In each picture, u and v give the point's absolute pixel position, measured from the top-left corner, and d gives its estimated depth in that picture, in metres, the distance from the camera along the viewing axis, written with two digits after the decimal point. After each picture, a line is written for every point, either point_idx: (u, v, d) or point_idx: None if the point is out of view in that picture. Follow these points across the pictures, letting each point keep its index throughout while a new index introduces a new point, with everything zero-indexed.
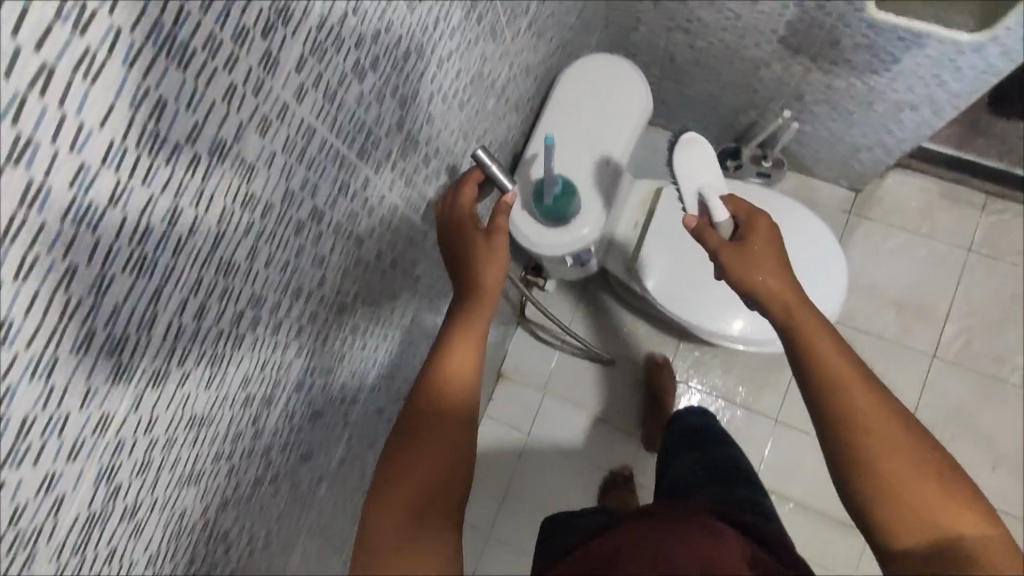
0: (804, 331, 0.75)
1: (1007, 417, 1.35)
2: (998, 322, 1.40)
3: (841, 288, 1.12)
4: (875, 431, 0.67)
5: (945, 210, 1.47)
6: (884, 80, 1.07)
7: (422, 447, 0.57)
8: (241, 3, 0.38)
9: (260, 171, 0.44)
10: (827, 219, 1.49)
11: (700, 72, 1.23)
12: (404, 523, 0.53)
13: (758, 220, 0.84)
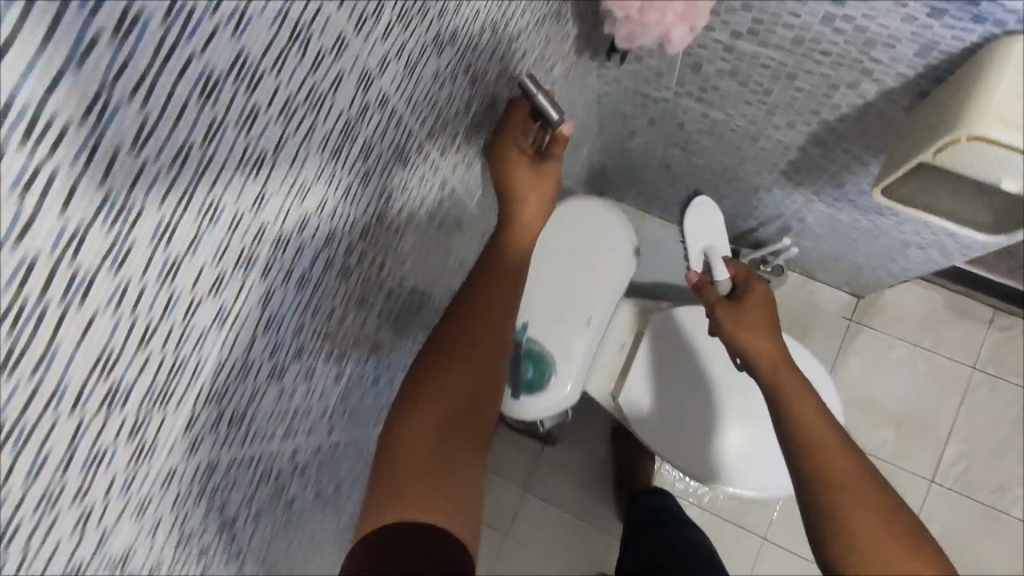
0: (776, 371, 0.77)
1: (1004, 549, 1.33)
2: (1001, 448, 1.37)
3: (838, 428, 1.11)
4: (840, 474, 0.63)
5: (952, 325, 1.43)
6: (889, 221, 1.03)
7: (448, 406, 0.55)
8: (84, 436, 0.30)
9: (138, 549, 0.38)
10: (827, 324, 1.47)
11: (696, 181, 1.23)
12: (428, 448, 0.53)
13: (755, 280, 0.93)
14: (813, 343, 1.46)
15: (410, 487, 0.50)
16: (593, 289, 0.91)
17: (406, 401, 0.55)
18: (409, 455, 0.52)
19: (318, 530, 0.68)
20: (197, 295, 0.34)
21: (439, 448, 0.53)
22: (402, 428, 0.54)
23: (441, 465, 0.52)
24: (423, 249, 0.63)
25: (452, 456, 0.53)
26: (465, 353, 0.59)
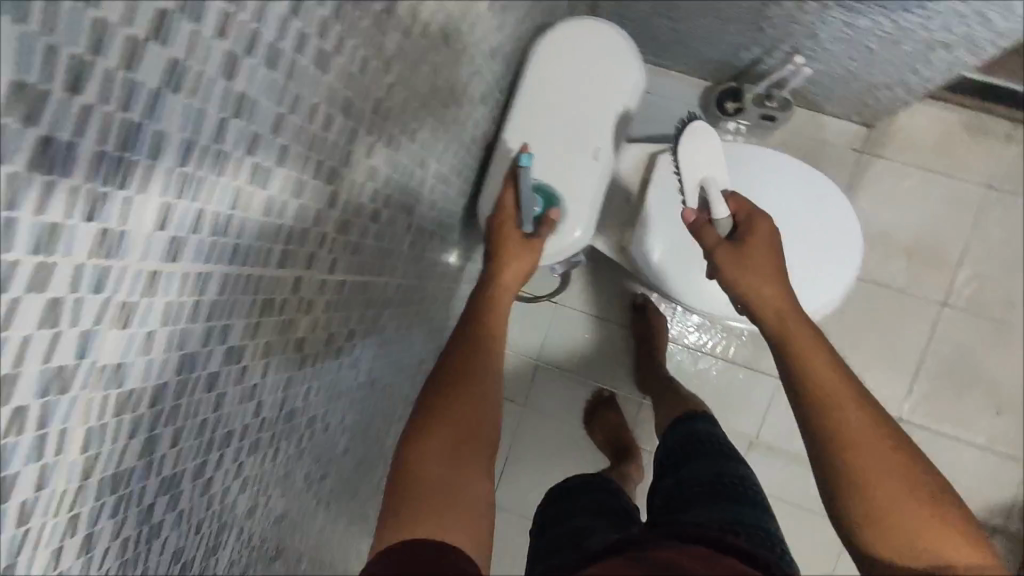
0: (781, 320, 0.73)
1: (1013, 359, 1.36)
2: (1013, 265, 1.37)
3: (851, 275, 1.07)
4: (861, 427, 0.65)
5: (967, 146, 1.37)
6: (917, 19, 0.93)
7: (450, 432, 0.62)
8: (28, 196, 0.24)
9: (136, 362, 0.33)
10: (836, 160, 1.40)
11: (698, 8, 1.10)
12: (446, 474, 0.59)
13: (758, 220, 0.77)
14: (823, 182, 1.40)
15: (422, 507, 0.55)
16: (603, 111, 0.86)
17: (412, 437, 0.61)
18: (416, 482, 0.57)
19: (336, 390, 0.64)
20: (137, 35, 0.26)
21: (449, 468, 0.59)
22: (414, 453, 0.60)
23: (449, 489, 0.58)
24: (405, 65, 0.54)
25: (458, 490, 0.58)
26: (463, 414, 0.64)
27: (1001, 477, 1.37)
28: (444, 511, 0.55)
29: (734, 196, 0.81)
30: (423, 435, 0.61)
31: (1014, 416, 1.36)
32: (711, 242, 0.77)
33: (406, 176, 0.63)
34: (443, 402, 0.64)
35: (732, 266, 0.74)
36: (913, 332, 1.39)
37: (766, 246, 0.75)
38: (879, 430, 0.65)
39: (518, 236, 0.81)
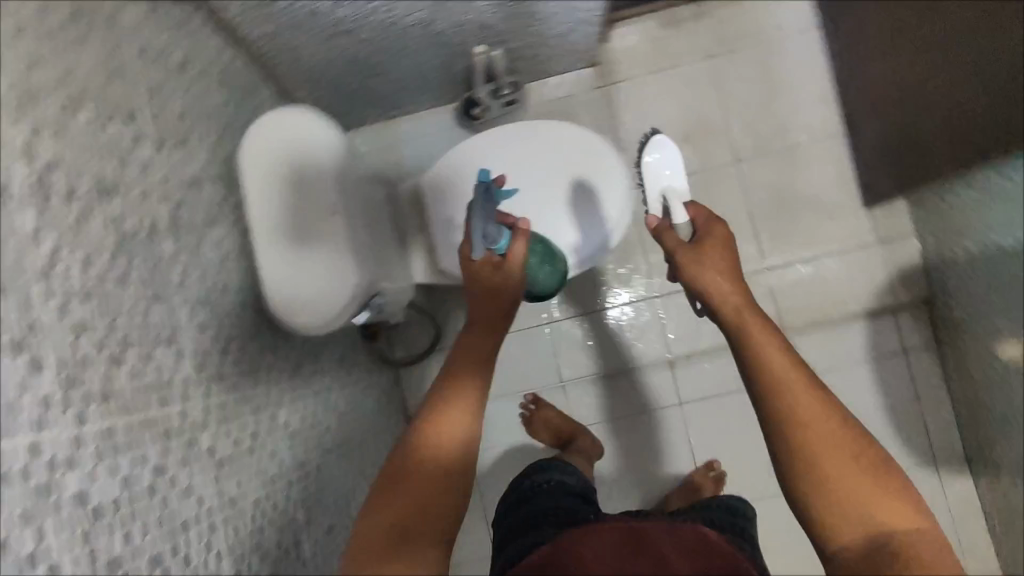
0: (735, 309, 0.80)
1: (814, 173, 1.51)
2: (766, 103, 1.54)
3: (623, 193, 1.18)
4: (815, 410, 0.70)
5: (672, 36, 1.56)
6: None
7: (414, 488, 0.68)
8: None
9: None
10: (586, 103, 1.56)
11: (387, 54, 1.25)
12: (394, 525, 0.66)
13: (713, 224, 0.88)
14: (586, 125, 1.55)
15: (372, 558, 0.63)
16: (317, 178, 0.97)
17: (380, 492, 0.68)
18: (370, 537, 0.65)
19: (180, 522, 0.67)
20: None
21: (404, 526, 0.66)
22: (376, 512, 0.67)
23: (393, 547, 0.64)
24: (68, 232, 0.61)
25: (405, 538, 0.65)
26: (424, 472, 0.69)
27: (870, 262, 1.49)
28: (385, 561, 0.63)
29: (693, 205, 0.91)
30: (388, 488, 0.68)
31: (844, 215, 1.50)
32: (671, 247, 0.86)
33: (144, 315, 0.69)
34: (410, 474, 0.69)
35: (691, 267, 0.83)
36: (728, 197, 1.53)
37: (724, 256, 0.85)
38: (827, 417, 0.70)
39: (493, 262, 0.85)
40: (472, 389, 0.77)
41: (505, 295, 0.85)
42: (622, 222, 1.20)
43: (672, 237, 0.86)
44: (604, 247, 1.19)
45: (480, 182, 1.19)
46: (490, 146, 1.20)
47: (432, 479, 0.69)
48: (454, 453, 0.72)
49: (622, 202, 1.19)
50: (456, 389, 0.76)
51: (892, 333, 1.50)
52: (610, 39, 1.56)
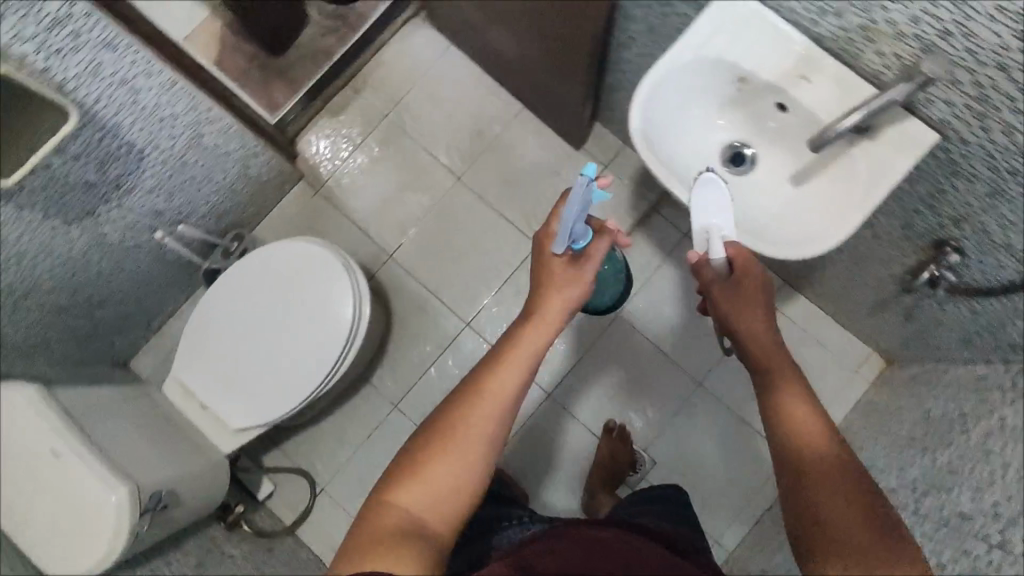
0: (763, 343, 0.79)
1: (521, 149, 1.66)
2: (451, 121, 1.69)
3: (342, 275, 1.24)
4: (825, 460, 0.69)
5: (346, 119, 1.70)
6: (155, 152, 1.19)
7: (431, 488, 0.76)
8: None
9: None
10: (313, 211, 1.66)
11: (92, 286, 1.30)
12: (393, 530, 0.73)
13: (744, 276, 0.82)
14: (326, 227, 1.66)
15: (363, 555, 0.71)
16: (39, 438, 1.00)
17: (391, 491, 0.76)
18: (372, 535, 0.73)
19: None
20: None
21: (401, 542, 0.72)
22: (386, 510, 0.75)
23: (388, 550, 0.71)
24: None
25: (403, 543, 0.72)
26: (435, 476, 0.76)
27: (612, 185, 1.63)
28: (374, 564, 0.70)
29: (728, 245, 0.85)
30: (411, 478, 0.76)
31: (565, 164, 1.65)
32: (703, 282, 0.84)
33: None
34: (423, 473, 0.76)
35: (724, 301, 0.81)
36: (470, 210, 1.65)
37: (766, 293, 0.81)
38: (851, 487, 0.67)
39: (563, 265, 0.90)
40: (491, 419, 0.79)
41: (536, 331, 0.85)
42: (357, 297, 1.25)
43: (706, 275, 0.83)
44: (350, 330, 1.23)
45: (224, 339, 1.25)
46: (216, 305, 1.27)
47: (443, 487, 0.76)
48: (470, 461, 0.77)
49: (344, 282, 1.24)
50: (484, 420, 0.79)
51: (667, 225, 1.62)
52: (300, 152, 1.69)
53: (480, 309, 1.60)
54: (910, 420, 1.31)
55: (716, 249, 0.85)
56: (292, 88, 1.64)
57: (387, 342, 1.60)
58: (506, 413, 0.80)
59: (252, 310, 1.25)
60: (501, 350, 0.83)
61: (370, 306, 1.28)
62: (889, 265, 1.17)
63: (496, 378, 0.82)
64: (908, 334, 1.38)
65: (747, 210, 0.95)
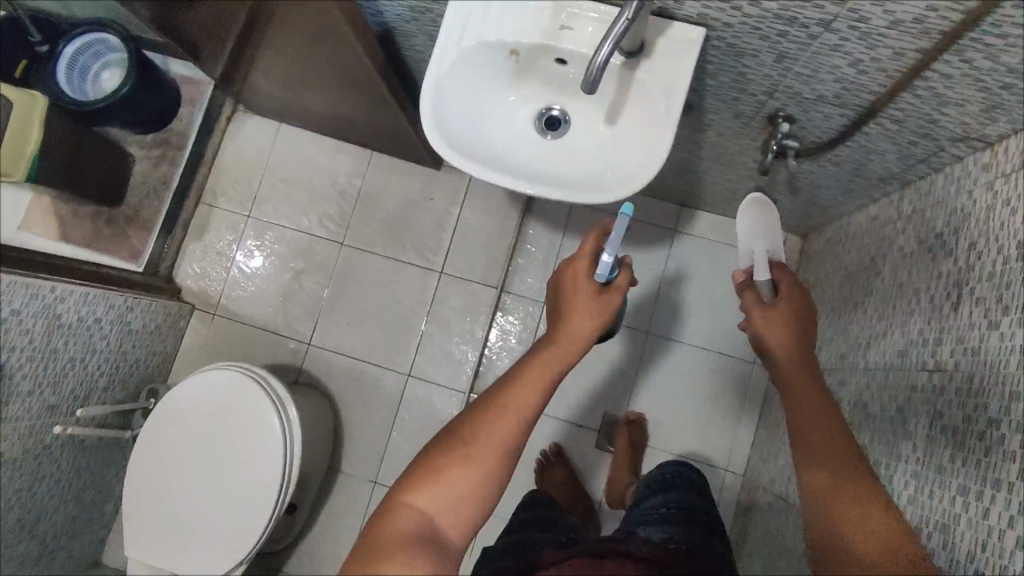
0: (786, 347, 0.90)
1: (387, 191, 1.65)
2: (312, 193, 1.67)
3: (256, 388, 1.20)
4: (824, 430, 0.81)
5: (213, 235, 1.67)
6: (23, 354, 1.14)
7: (451, 491, 0.80)
8: None
9: None
10: (217, 334, 1.62)
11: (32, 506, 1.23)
12: (415, 526, 0.77)
13: (794, 290, 0.92)
14: (236, 345, 1.61)
15: (385, 551, 0.74)
16: None
17: (413, 489, 0.80)
18: (395, 531, 0.76)
19: None
20: None
21: (421, 536, 0.76)
22: (408, 510, 0.78)
23: (408, 541, 0.74)
24: None
25: (422, 536, 0.76)
26: (456, 475, 0.80)
27: (486, 188, 1.64)
28: (395, 555, 0.73)
29: (774, 264, 0.97)
30: (431, 479, 0.80)
31: (434, 187, 1.64)
32: (747, 296, 0.95)
33: None
34: (444, 471, 0.81)
35: (758, 310, 0.92)
36: (365, 268, 1.63)
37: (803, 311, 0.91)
38: (840, 446, 0.78)
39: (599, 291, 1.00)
40: (515, 434, 0.85)
41: (559, 354, 0.92)
42: (276, 402, 1.21)
43: (749, 290, 0.95)
44: (284, 436, 1.19)
45: (168, 496, 1.20)
46: (145, 468, 1.21)
47: (463, 487, 0.80)
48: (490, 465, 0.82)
49: (257, 396, 1.20)
50: (509, 432, 0.84)
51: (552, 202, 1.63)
52: (181, 285, 1.65)
53: (414, 355, 1.59)
54: (835, 283, 1.33)
55: (760, 268, 0.96)
56: (147, 228, 1.62)
57: (340, 425, 1.57)
58: (525, 429, 0.86)
59: (181, 465, 1.20)
60: (522, 370, 0.90)
61: (294, 404, 1.23)
62: (745, 154, 1.18)
63: (519, 392, 0.87)
64: (802, 207, 1.40)
65: (577, 164, 0.95)
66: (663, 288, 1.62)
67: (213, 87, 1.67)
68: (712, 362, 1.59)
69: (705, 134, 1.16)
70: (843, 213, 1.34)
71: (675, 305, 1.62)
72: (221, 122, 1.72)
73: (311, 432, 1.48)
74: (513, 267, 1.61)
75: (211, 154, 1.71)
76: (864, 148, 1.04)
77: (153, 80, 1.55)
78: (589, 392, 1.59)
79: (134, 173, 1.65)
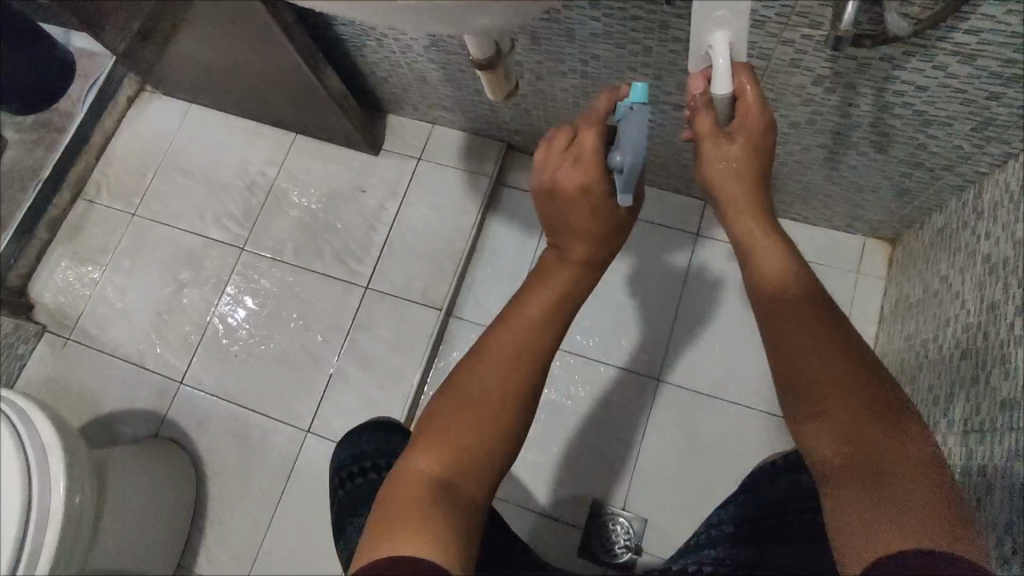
0: (740, 212, 0.64)
1: (306, 182, 1.25)
2: (214, 187, 1.28)
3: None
4: (821, 340, 0.58)
5: (87, 237, 1.29)
6: None
7: (463, 442, 0.57)
8: None
9: None
10: (66, 366, 1.20)
11: None
12: (427, 487, 0.54)
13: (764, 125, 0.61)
14: (88, 381, 1.19)
15: (397, 520, 0.51)
16: None
17: (421, 447, 0.57)
18: (403, 498, 0.53)
19: None
20: None
21: (440, 501, 0.53)
22: (417, 475, 0.55)
23: (423, 508, 0.52)
24: None
25: (439, 498, 0.53)
26: (470, 427, 0.57)
27: (437, 178, 1.21)
28: (409, 523, 0.51)
29: (735, 63, 0.59)
30: (444, 430, 0.57)
31: (366, 177, 1.23)
32: (707, 127, 0.61)
33: None
34: (454, 424, 0.58)
35: (709, 147, 0.62)
36: (268, 282, 1.20)
37: (758, 141, 0.62)
38: (855, 372, 0.56)
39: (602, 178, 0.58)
40: (523, 376, 0.60)
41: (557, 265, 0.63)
42: (31, 450, 0.80)
43: (705, 116, 0.61)
44: (27, 504, 0.77)
45: None
46: None
47: (480, 438, 0.57)
48: (496, 426, 0.58)
49: (1, 439, 0.79)
50: (515, 380, 0.59)
51: (525, 196, 1.19)
52: (35, 300, 1.25)
53: (319, 403, 1.12)
54: (954, 296, 0.81)
55: (717, 64, 0.58)
56: (2, 228, 1.27)
57: (208, 502, 1.10)
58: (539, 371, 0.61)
59: None
60: (515, 309, 0.62)
61: (64, 456, 0.82)
62: (799, 71, 0.71)
63: (524, 314, 0.61)
64: (897, 189, 0.89)
65: None
66: (680, 319, 1.12)
67: (112, 60, 1.34)
68: (755, 430, 1.06)
69: None
70: (961, 190, 0.83)
71: (698, 344, 1.11)
72: (119, 102, 1.37)
73: (149, 514, 1.00)
74: (467, 285, 1.16)
75: (102, 139, 1.35)
76: (1020, 22, 0.56)
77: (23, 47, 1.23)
78: (569, 467, 1.08)
79: (4, 158, 1.33)
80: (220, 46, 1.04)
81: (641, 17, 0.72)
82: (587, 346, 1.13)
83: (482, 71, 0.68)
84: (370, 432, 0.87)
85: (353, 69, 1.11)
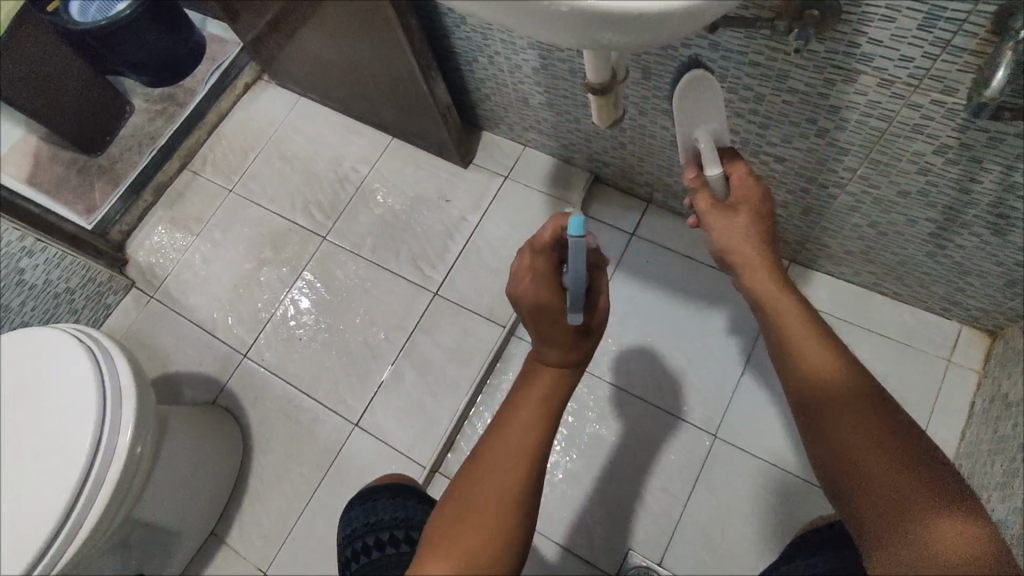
0: (757, 275, 0.62)
1: (393, 185, 1.29)
2: (307, 176, 1.34)
3: (90, 352, 0.86)
4: (851, 404, 0.55)
5: (187, 205, 1.37)
6: None
7: (474, 538, 0.54)
8: None
9: None
10: (145, 321, 1.27)
11: None
12: None
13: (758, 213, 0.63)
14: (162, 338, 1.25)
15: None
16: None
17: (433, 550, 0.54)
18: None
19: None
20: None
21: None
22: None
23: None
24: None
25: None
26: (482, 522, 0.55)
27: (520, 198, 1.22)
28: None
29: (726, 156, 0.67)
30: (451, 530, 0.55)
31: (451, 188, 1.26)
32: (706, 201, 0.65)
33: None
34: (465, 522, 0.55)
35: (716, 215, 0.64)
36: (342, 274, 1.24)
37: (762, 211, 0.64)
38: (873, 418, 0.53)
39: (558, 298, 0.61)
40: (534, 456, 0.58)
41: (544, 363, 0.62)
42: (107, 392, 0.84)
43: (704, 195, 0.65)
44: (96, 441, 0.81)
45: None
46: None
47: (492, 531, 0.54)
48: (508, 513, 0.55)
49: (86, 375, 0.84)
50: (524, 462, 0.57)
51: (602, 227, 1.20)
52: (130, 256, 1.34)
53: (372, 398, 1.13)
54: None
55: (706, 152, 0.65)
56: (115, 186, 1.38)
57: (250, 475, 1.12)
58: (545, 447, 0.59)
59: None
60: (507, 415, 0.60)
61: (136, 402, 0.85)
62: (920, 137, 0.68)
63: (524, 402, 0.60)
64: (1008, 278, 0.83)
65: None
66: (744, 376, 1.08)
67: (239, 49, 1.47)
68: (815, 506, 0.99)
69: (855, 97, 0.68)
70: None
71: (762, 405, 1.06)
72: (237, 86, 1.46)
73: (196, 477, 1.03)
74: None
75: (215, 117, 1.44)
76: None
77: (165, 25, 1.36)
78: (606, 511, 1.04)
79: (128, 123, 1.45)
80: (341, 46, 1.10)
81: (762, 62, 0.71)
82: (643, 390, 1.09)
83: (593, 96, 0.68)
84: (387, 500, 0.88)
85: (461, 83, 1.15)
